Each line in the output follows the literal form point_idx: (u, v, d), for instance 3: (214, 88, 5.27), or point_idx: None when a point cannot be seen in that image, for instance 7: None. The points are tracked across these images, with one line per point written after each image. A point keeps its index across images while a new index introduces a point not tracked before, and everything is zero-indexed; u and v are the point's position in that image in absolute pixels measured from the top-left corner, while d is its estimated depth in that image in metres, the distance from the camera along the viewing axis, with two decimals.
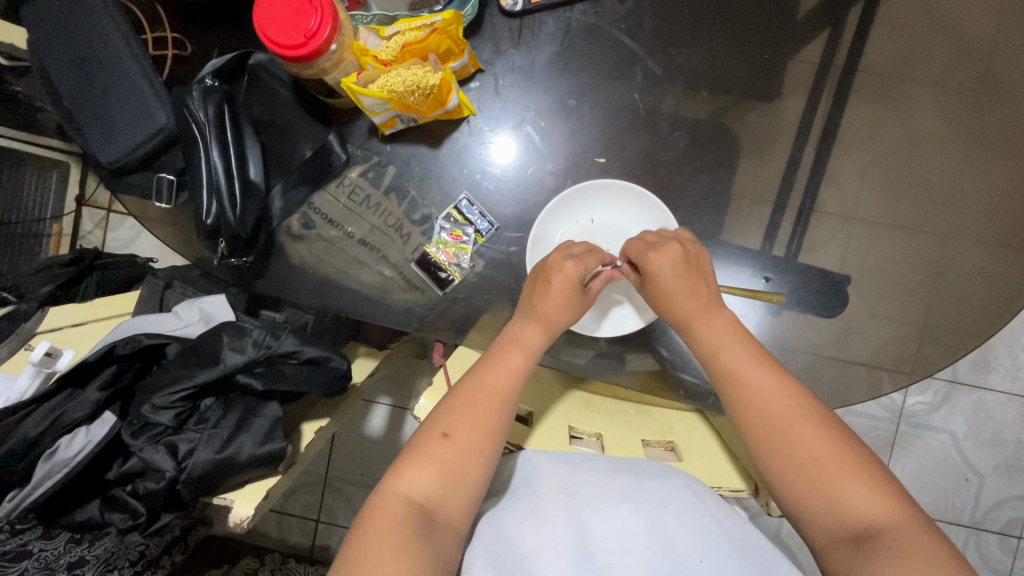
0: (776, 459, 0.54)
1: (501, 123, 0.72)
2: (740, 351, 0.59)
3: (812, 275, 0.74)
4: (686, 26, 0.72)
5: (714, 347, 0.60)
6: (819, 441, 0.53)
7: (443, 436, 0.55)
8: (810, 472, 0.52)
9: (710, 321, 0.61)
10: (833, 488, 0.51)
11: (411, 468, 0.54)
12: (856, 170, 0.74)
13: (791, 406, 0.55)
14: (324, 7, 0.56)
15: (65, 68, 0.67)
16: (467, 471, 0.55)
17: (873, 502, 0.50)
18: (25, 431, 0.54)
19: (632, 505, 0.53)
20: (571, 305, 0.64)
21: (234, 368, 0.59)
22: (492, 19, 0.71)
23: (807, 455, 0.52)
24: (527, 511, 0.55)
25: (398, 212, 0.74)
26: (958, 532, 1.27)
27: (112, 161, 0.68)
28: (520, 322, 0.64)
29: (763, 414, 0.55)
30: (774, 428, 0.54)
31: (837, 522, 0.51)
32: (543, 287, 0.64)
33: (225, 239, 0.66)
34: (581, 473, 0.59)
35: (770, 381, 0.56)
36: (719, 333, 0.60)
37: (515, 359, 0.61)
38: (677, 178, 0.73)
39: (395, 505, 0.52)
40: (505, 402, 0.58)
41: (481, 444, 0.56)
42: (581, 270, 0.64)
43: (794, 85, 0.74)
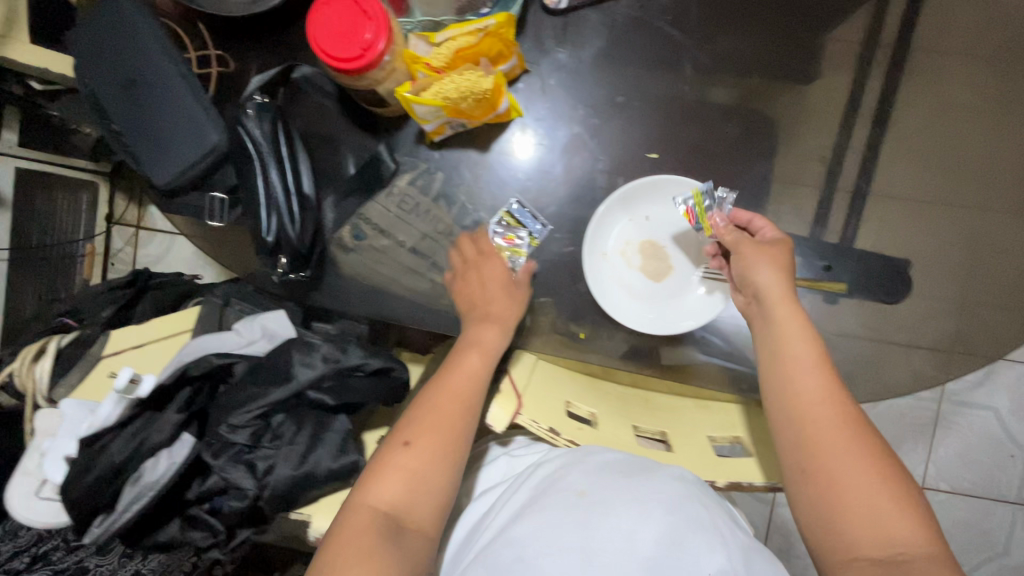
0: (818, 466, 0.56)
1: (549, 123, 0.71)
2: (803, 353, 0.60)
3: (872, 261, 0.73)
4: (732, 14, 0.71)
5: (781, 351, 0.61)
6: (861, 462, 0.55)
7: (403, 444, 0.59)
8: (845, 490, 0.54)
9: (774, 321, 0.62)
10: (869, 508, 0.53)
11: (382, 478, 0.57)
12: (912, 151, 0.73)
13: (844, 422, 0.57)
14: (379, 18, 0.55)
15: (115, 92, 0.68)
16: (430, 475, 0.58)
17: (904, 531, 0.52)
18: (110, 458, 0.55)
19: (640, 507, 0.55)
20: (513, 298, 0.69)
21: (305, 383, 0.60)
22: (537, 18, 0.70)
23: (850, 471, 0.54)
24: (541, 507, 0.59)
25: (447, 218, 0.74)
26: (1006, 510, 1.25)
27: (166, 182, 0.68)
28: (475, 327, 0.68)
29: (808, 421, 0.58)
30: (818, 440, 0.56)
31: (869, 543, 0.52)
32: (489, 292, 0.69)
33: (286, 255, 0.67)
34: (595, 471, 0.61)
35: (826, 390, 0.58)
36: (786, 336, 0.61)
37: (473, 363, 0.66)
38: (729, 169, 0.72)
39: (361, 516, 0.55)
40: (470, 405, 0.64)
41: (438, 447, 0.60)
42: (505, 270, 0.71)
43: (845, 68, 0.72)
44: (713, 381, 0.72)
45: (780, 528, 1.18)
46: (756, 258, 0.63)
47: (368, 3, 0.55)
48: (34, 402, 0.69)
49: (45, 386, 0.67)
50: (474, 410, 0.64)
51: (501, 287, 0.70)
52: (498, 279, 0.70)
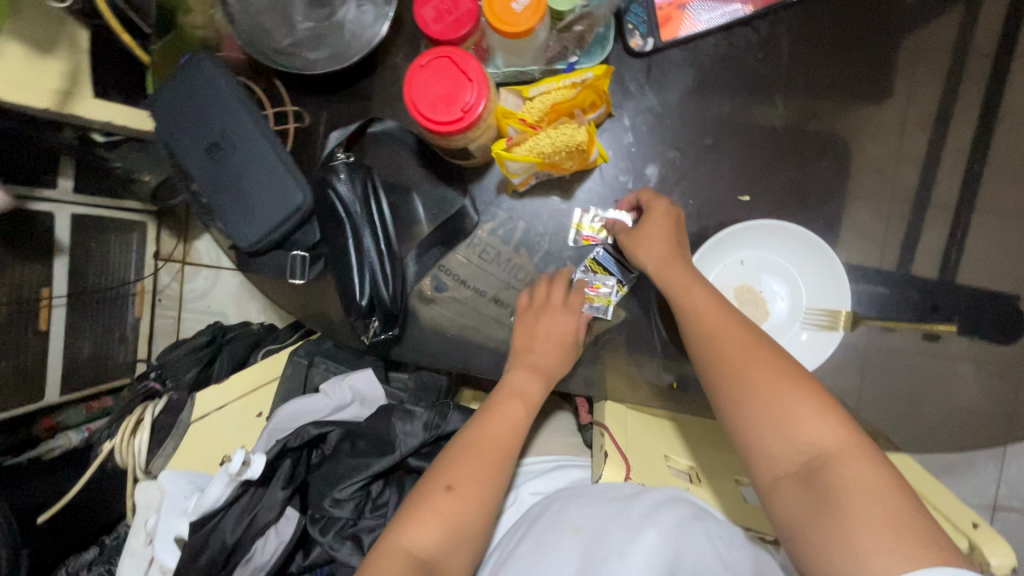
0: (724, 387, 0.54)
1: (634, 167, 0.69)
2: (702, 292, 0.60)
3: (982, 298, 0.69)
4: (821, 47, 0.69)
5: (685, 283, 0.61)
6: (768, 371, 0.53)
7: (447, 488, 0.55)
8: (760, 399, 0.52)
9: (674, 265, 0.62)
10: (780, 415, 0.50)
11: (418, 520, 0.54)
12: (1019, 181, 0.69)
13: (744, 338, 0.56)
14: (479, 80, 0.54)
15: (200, 156, 0.68)
16: (472, 525, 0.55)
17: (817, 428, 0.49)
18: (223, 537, 0.54)
19: (625, 531, 0.56)
20: (563, 355, 0.67)
21: (409, 452, 0.59)
22: (620, 61, 0.68)
23: (760, 382, 0.52)
24: (540, 545, 0.60)
25: (529, 267, 0.72)
26: None
27: (251, 244, 0.67)
28: (517, 373, 0.67)
29: (717, 348, 0.56)
30: (729, 363, 0.55)
31: (786, 455, 0.49)
32: (538, 342, 0.67)
33: (380, 318, 0.65)
34: (590, 501, 0.61)
35: (723, 316, 0.58)
36: (678, 273, 0.61)
37: (516, 413, 0.64)
38: (823, 209, 0.69)
39: (397, 560, 0.51)
40: (509, 453, 0.60)
41: (481, 494, 0.56)
42: (574, 326, 0.68)
43: (944, 95, 0.69)
44: None
45: None
46: (648, 230, 0.64)
47: (466, 63, 0.54)
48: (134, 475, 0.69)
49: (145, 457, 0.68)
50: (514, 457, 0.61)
51: (555, 338, 0.67)
52: (563, 334, 0.68)
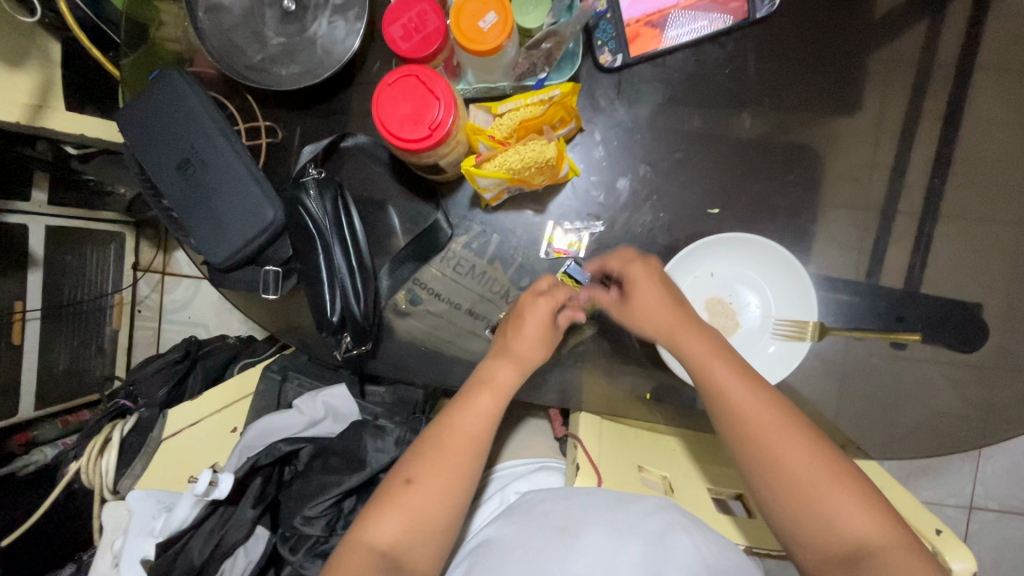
0: (762, 476, 0.56)
1: (605, 182, 0.70)
2: (726, 369, 0.59)
3: (946, 307, 0.71)
4: (788, 63, 0.70)
5: (704, 360, 0.59)
6: (802, 455, 0.55)
7: (409, 483, 0.55)
8: (804, 491, 0.54)
9: (690, 337, 0.61)
10: (823, 506, 0.53)
11: (382, 514, 0.54)
12: (980, 194, 0.71)
13: (777, 421, 0.56)
14: (446, 97, 0.54)
15: (170, 171, 0.67)
16: (433, 518, 0.54)
17: (860, 519, 0.53)
18: (189, 560, 0.53)
19: (614, 535, 0.57)
20: (545, 343, 0.62)
21: (380, 468, 0.58)
22: (590, 76, 0.69)
23: (801, 474, 0.54)
24: (518, 538, 0.60)
25: (504, 280, 0.72)
26: None
27: (222, 260, 0.67)
28: (493, 360, 0.62)
29: (747, 432, 0.56)
30: (768, 451, 0.55)
31: (828, 542, 0.53)
32: (521, 325, 0.62)
33: (350, 333, 0.65)
34: (579, 504, 0.62)
35: (755, 395, 0.57)
36: (703, 348, 0.60)
37: (486, 402, 0.60)
38: (791, 222, 0.71)
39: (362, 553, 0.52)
40: (477, 447, 0.58)
41: (447, 488, 0.56)
42: (551, 308, 0.62)
43: (907, 108, 0.71)
44: None
45: None
46: (644, 303, 0.63)
47: (433, 82, 0.54)
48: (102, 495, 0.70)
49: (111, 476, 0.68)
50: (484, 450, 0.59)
51: (544, 318, 0.62)
52: (551, 309, 0.62)
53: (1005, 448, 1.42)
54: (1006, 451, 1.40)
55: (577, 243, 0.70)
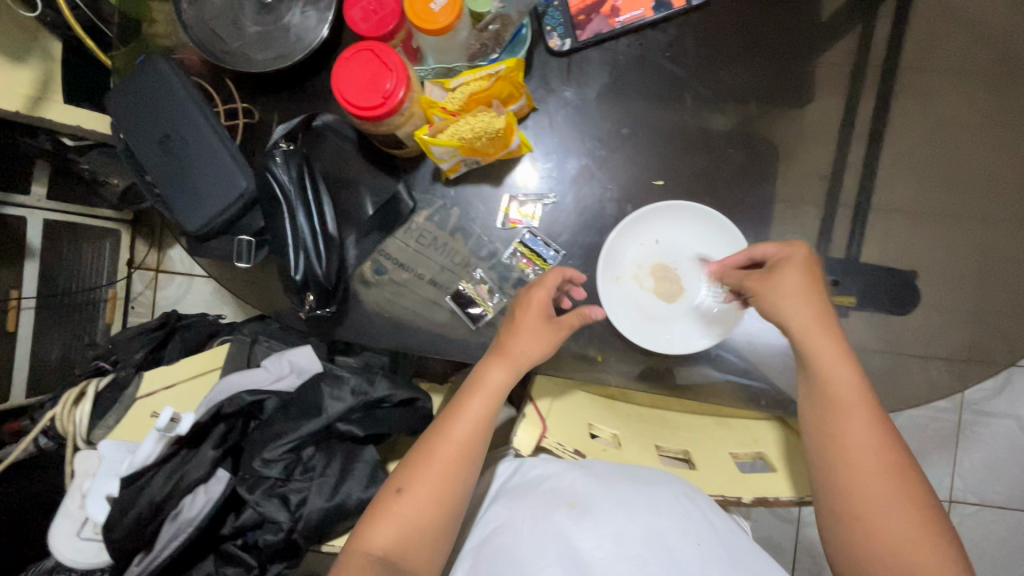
0: (848, 515, 0.58)
1: (558, 158, 0.75)
2: (859, 420, 0.59)
3: (880, 275, 0.76)
4: (726, 48, 0.76)
5: (842, 404, 0.60)
6: (895, 512, 0.56)
7: (397, 492, 0.57)
8: (887, 542, 0.56)
9: (840, 369, 0.60)
10: (886, 535, 0.56)
11: (379, 524, 0.57)
12: (907, 173, 0.77)
13: (882, 469, 0.58)
14: (398, 70, 0.59)
15: (152, 146, 0.72)
16: (421, 526, 0.57)
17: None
18: (151, 495, 0.58)
19: (627, 511, 0.62)
20: (540, 341, 0.64)
21: (336, 416, 0.62)
22: (541, 58, 0.74)
23: (887, 526, 0.56)
24: (534, 514, 0.63)
25: (464, 250, 0.77)
26: None
27: (198, 228, 0.71)
28: (488, 361, 0.64)
29: (840, 445, 0.59)
30: (852, 481, 0.58)
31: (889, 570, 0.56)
32: (512, 328, 0.65)
33: (314, 292, 0.71)
34: (583, 475, 0.66)
35: (860, 418, 0.59)
36: (848, 389, 0.60)
37: (476, 406, 0.61)
38: (735, 194, 0.75)
39: (357, 559, 0.55)
40: (467, 455, 0.60)
41: (436, 497, 0.58)
42: (546, 307, 0.65)
43: (839, 92, 0.77)
44: (731, 399, 0.73)
45: (808, 548, 1.22)
46: (779, 289, 0.61)
47: (387, 55, 0.59)
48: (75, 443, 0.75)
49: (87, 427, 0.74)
50: (474, 457, 0.61)
51: (535, 320, 0.65)
52: (539, 309, 0.65)
53: (995, 444, 1.39)
54: (984, 444, 1.39)
55: (531, 215, 0.75)
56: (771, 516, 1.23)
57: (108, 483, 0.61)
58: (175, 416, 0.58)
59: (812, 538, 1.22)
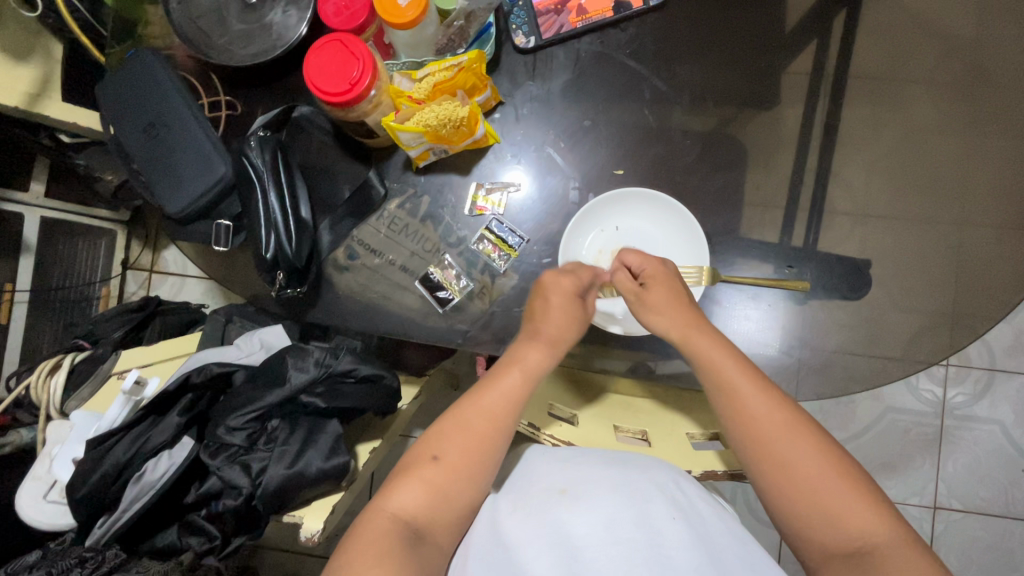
0: (762, 468, 0.58)
1: (523, 148, 0.79)
2: (745, 380, 0.61)
3: (833, 262, 0.79)
4: (684, 46, 0.80)
5: (710, 363, 0.63)
6: (815, 460, 0.57)
7: (432, 458, 0.61)
8: (806, 489, 0.56)
9: (699, 335, 0.65)
10: (833, 508, 0.55)
11: (403, 489, 0.60)
12: (859, 163, 0.81)
13: (785, 422, 0.59)
14: (365, 59, 0.64)
15: (137, 134, 0.76)
16: (455, 493, 0.61)
17: (870, 524, 0.54)
18: (115, 458, 0.61)
19: (617, 497, 0.59)
20: (574, 321, 0.69)
21: (299, 386, 0.64)
22: (508, 56, 0.79)
23: (805, 472, 0.56)
24: (526, 508, 0.61)
25: (434, 237, 0.80)
26: (1005, 523, 1.32)
27: (178, 211, 0.75)
28: (523, 342, 0.69)
29: (758, 435, 0.59)
30: (763, 438, 0.59)
31: (834, 543, 0.54)
32: (548, 306, 0.69)
33: (283, 270, 0.73)
34: (581, 467, 0.64)
35: (764, 401, 0.60)
36: (712, 349, 0.64)
37: (513, 380, 0.66)
38: (692, 183, 0.79)
39: (382, 521, 0.58)
40: (503, 426, 0.64)
41: (469, 465, 0.62)
42: (573, 284, 0.70)
43: (795, 88, 0.80)
44: (688, 380, 0.77)
45: (788, 550, 1.22)
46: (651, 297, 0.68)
47: (355, 45, 0.64)
48: (47, 414, 0.77)
49: (59, 397, 0.77)
50: (505, 431, 0.64)
51: (571, 299, 0.70)
52: (569, 284, 0.70)
53: (992, 452, 1.34)
54: (966, 449, 1.33)
55: (498, 202, 0.79)
56: (751, 517, 1.23)
57: (75, 447, 0.67)
58: (140, 381, 0.66)
59: None
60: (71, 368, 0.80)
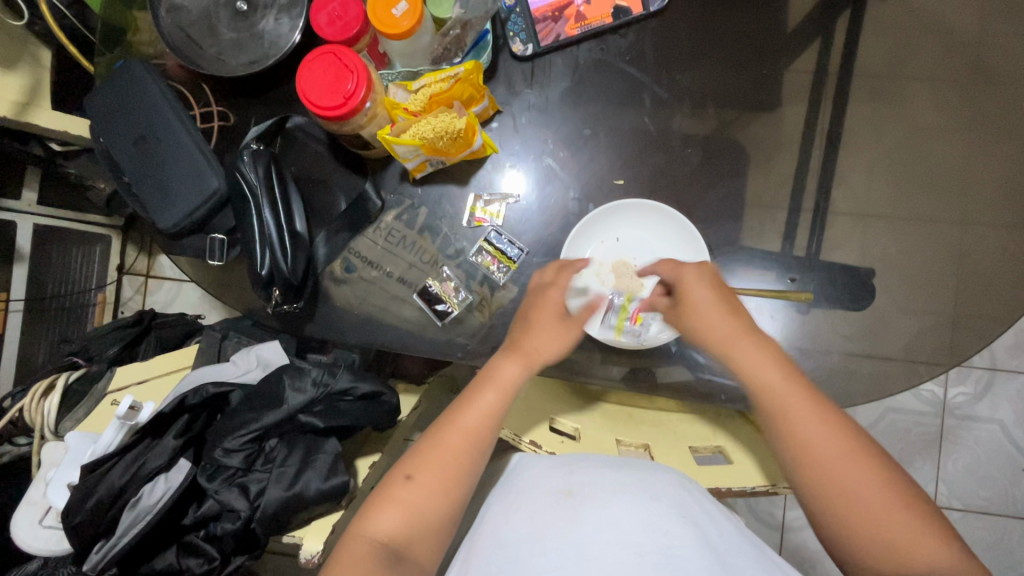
0: (820, 499, 0.57)
1: (522, 158, 0.78)
2: (804, 406, 0.59)
3: (837, 271, 0.78)
4: (685, 51, 0.79)
5: (766, 387, 0.61)
6: (872, 487, 0.55)
7: (406, 477, 0.60)
8: (865, 520, 0.55)
9: (751, 353, 0.63)
10: (895, 538, 0.54)
11: (383, 511, 0.59)
12: (864, 168, 0.79)
13: (845, 446, 0.57)
14: (360, 72, 0.63)
15: (128, 147, 0.75)
16: (427, 513, 0.59)
17: (928, 551, 0.53)
18: (110, 483, 0.61)
19: (626, 497, 0.58)
20: (552, 339, 0.68)
21: (297, 407, 0.64)
22: (506, 63, 0.78)
23: (862, 503, 0.55)
24: (531, 511, 0.60)
25: (432, 248, 0.78)
26: (1005, 522, 1.32)
27: (171, 226, 0.74)
28: (500, 358, 0.67)
29: (816, 460, 0.57)
30: (825, 465, 0.57)
31: (892, 572, 0.53)
32: (531, 326, 0.68)
33: (279, 286, 0.72)
34: (586, 470, 0.64)
35: (818, 422, 0.58)
36: (770, 371, 0.62)
37: (490, 399, 0.64)
38: (693, 192, 0.78)
39: (362, 546, 0.57)
40: (478, 444, 0.62)
41: (444, 485, 0.60)
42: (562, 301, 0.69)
43: (798, 93, 0.79)
44: (691, 393, 0.76)
45: (789, 552, 1.21)
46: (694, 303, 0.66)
47: (348, 58, 0.63)
48: (43, 434, 0.79)
49: (54, 418, 0.78)
50: (484, 444, 0.63)
51: (549, 318, 0.68)
52: (555, 307, 0.69)
53: (993, 451, 1.33)
54: (966, 448, 1.33)
55: (496, 213, 0.78)
56: (752, 518, 1.23)
57: (71, 471, 0.66)
58: (135, 405, 0.65)
59: (793, 539, 1.22)
60: (64, 389, 0.80)
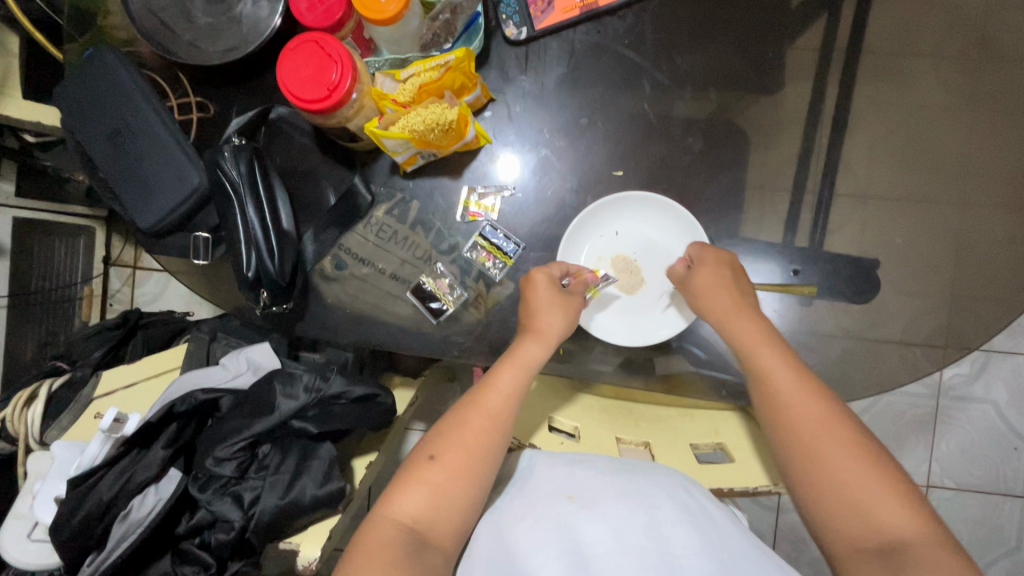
0: (795, 460, 0.59)
1: (516, 149, 0.75)
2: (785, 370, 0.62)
3: (841, 262, 0.77)
4: (686, 33, 0.75)
5: (751, 347, 0.64)
6: (847, 450, 0.57)
7: (429, 458, 0.60)
8: (837, 480, 0.56)
9: (738, 322, 0.66)
10: (867, 503, 0.55)
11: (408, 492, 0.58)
12: (870, 155, 0.77)
13: (824, 410, 0.60)
14: (344, 61, 0.59)
15: (101, 141, 0.71)
16: (454, 493, 0.58)
17: (899, 519, 0.54)
18: (99, 495, 0.60)
19: (628, 505, 0.57)
20: (561, 312, 0.67)
21: (289, 414, 0.62)
22: (499, 49, 0.74)
23: (835, 464, 0.57)
24: (531, 515, 0.59)
25: (425, 244, 0.76)
26: (995, 499, 1.34)
27: (151, 225, 0.71)
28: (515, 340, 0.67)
29: (794, 423, 0.60)
30: (800, 425, 0.59)
31: (862, 538, 0.54)
32: (533, 306, 0.67)
33: (266, 288, 0.69)
34: (587, 473, 0.62)
35: (796, 382, 0.61)
36: (749, 337, 0.65)
37: (508, 379, 0.65)
38: (695, 182, 0.75)
39: (387, 528, 0.56)
40: (500, 423, 0.63)
41: (468, 466, 0.60)
42: (548, 279, 0.68)
43: (804, 77, 0.76)
44: (691, 389, 0.75)
45: (784, 533, 1.23)
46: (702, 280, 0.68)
47: (331, 46, 0.59)
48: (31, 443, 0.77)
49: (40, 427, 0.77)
50: (505, 428, 0.63)
51: (548, 295, 0.67)
52: (547, 285, 0.68)
53: (986, 430, 1.34)
54: (959, 428, 1.34)
55: (491, 207, 0.75)
56: (748, 501, 1.24)
57: (56, 484, 0.65)
58: (119, 418, 0.64)
59: (787, 520, 1.23)
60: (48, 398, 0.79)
